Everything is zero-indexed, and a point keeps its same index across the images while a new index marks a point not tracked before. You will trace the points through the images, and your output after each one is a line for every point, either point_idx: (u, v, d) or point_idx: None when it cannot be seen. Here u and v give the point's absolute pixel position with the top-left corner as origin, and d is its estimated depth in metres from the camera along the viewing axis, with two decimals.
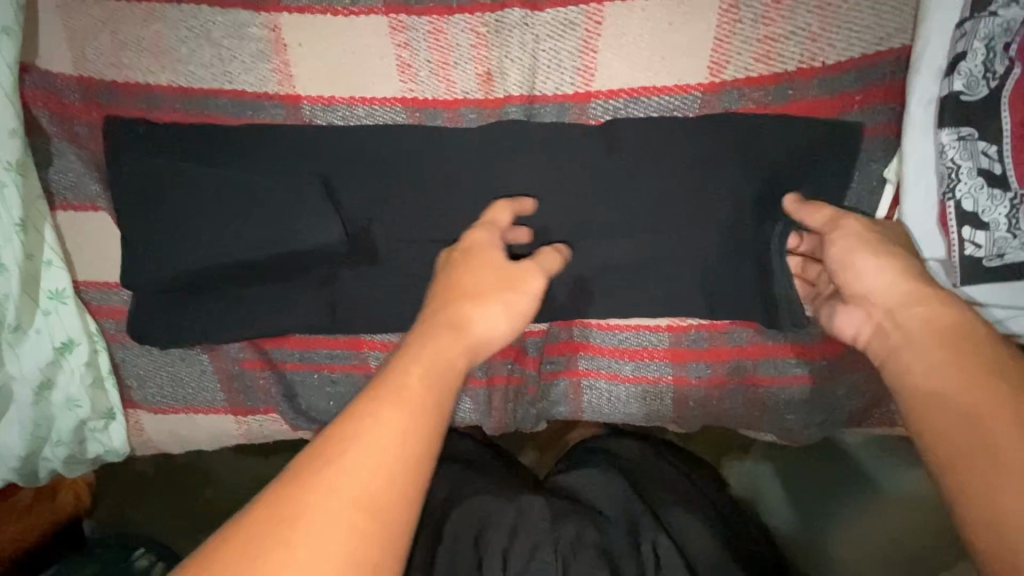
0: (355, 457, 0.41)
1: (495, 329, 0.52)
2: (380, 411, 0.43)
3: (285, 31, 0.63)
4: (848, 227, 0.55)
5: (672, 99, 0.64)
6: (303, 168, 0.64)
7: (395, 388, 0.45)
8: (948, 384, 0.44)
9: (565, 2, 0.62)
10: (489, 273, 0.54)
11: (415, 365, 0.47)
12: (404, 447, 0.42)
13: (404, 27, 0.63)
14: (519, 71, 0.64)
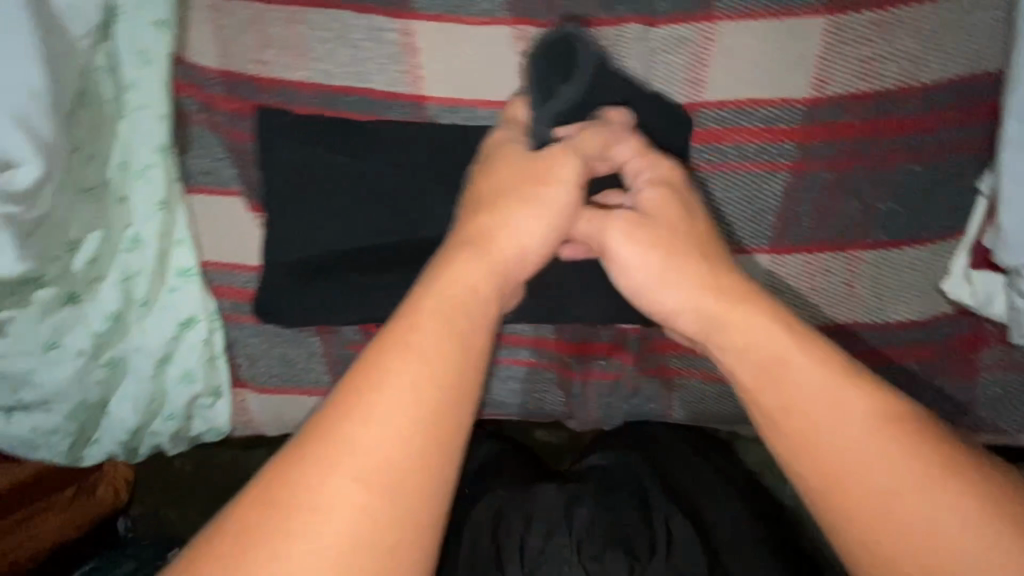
0: (367, 428, 0.42)
1: (521, 239, 0.55)
2: (393, 364, 0.44)
3: (417, 36, 0.68)
4: (624, 252, 0.56)
5: (776, 111, 0.67)
6: (429, 162, 0.68)
7: (405, 343, 0.45)
8: (809, 411, 0.46)
9: (680, 19, 0.67)
10: (520, 171, 0.57)
11: (426, 311, 0.47)
12: (417, 402, 0.43)
13: (527, 37, 0.68)
14: (634, 80, 0.68)
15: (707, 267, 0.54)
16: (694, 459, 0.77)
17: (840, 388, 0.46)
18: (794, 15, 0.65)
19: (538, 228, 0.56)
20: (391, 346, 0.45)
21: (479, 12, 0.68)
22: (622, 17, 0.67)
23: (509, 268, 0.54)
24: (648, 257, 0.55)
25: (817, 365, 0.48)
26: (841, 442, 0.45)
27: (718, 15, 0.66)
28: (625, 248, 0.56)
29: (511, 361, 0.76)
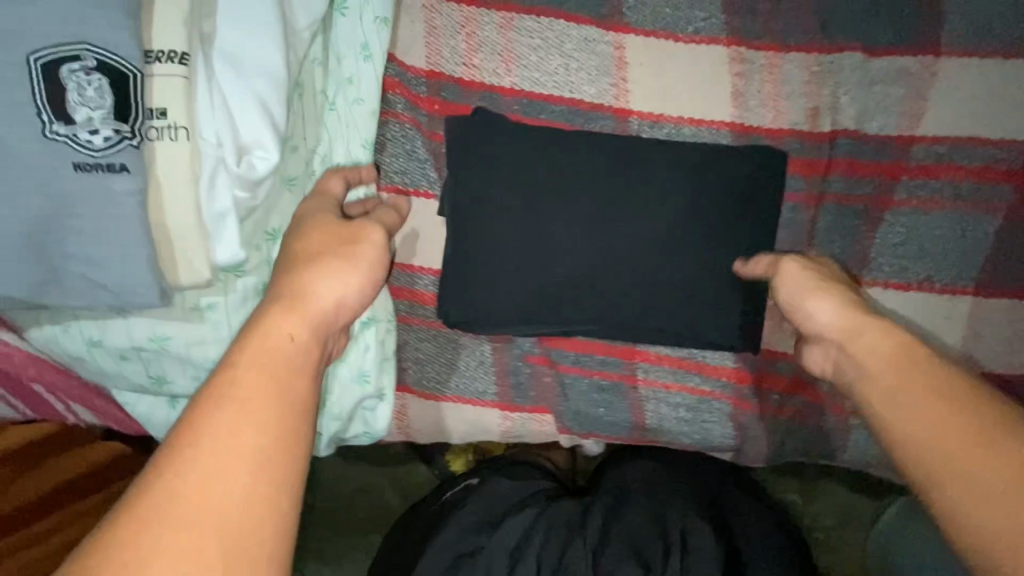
0: (185, 493, 0.34)
1: (346, 291, 0.47)
2: (224, 420, 0.37)
3: (629, 51, 0.68)
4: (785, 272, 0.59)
5: (998, 150, 0.66)
6: (633, 176, 0.67)
7: (219, 396, 0.37)
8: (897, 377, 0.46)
9: (903, 51, 0.66)
10: (334, 230, 0.52)
11: (247, 362, 0.39)
12: (241, 456, 0.36)
13: (741, 58, 0.67)
14: (848, 109, 0.67)
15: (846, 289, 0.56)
16: (710, 468, 0.73)
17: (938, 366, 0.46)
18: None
19: (346, 296, 0.47)
20: (222, 397, 0.37)
21: (696, 32, 0.67)
22: (842, 45, 0.66)
23: (330, 326, 0.46)
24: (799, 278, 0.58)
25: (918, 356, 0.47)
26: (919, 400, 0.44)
27: (943, 50, 0.65)
28: (791, 268, 0.59)
29: (685, 388, 0.73)
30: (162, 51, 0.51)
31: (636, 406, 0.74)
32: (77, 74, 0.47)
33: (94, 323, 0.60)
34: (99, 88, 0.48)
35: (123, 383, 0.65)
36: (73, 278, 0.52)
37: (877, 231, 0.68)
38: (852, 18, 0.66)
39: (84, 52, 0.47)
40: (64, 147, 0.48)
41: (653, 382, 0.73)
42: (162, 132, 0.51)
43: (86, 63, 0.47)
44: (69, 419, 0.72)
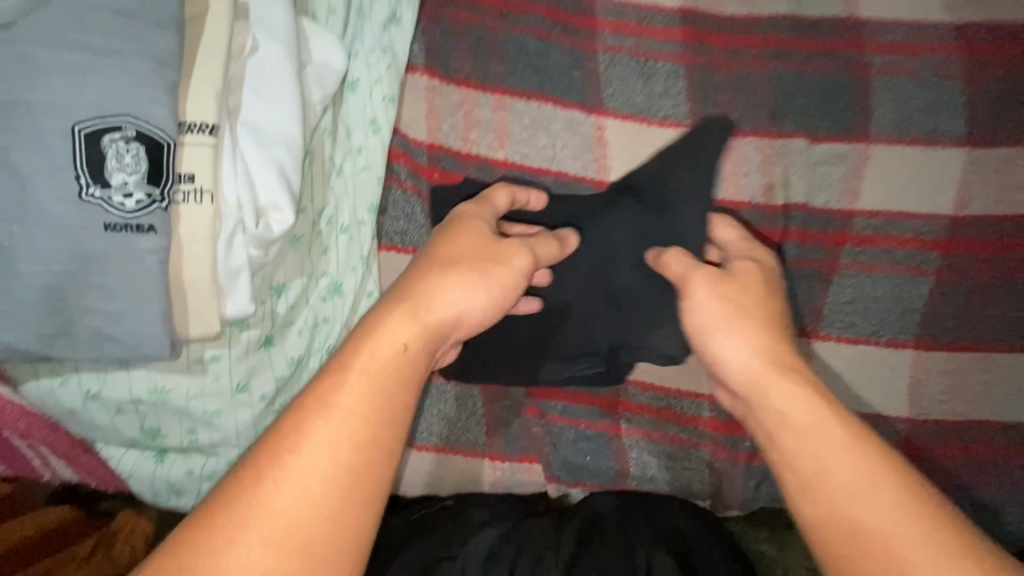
0: (280, 491, 0.40)
1: (472, 307, 0.51)
2: (331, 429, 0.42)
3: (609, 131, 0.77)
4: (696, 295, 0.60)
5: (925, 222, 0.76)
6: (616, 239, 0.73)
7: (321, 403, 0.43)
8: (834, 455, 0.48)
9: (840, 139, 0.77)
10: (476, 244, 0.55)
11: (355, 371, 0.44)
12: (332, 467, 0.41)
13: (705, 141, 0.77)
14: (798, 185, 0.77)
15: (769, 316, 0.58)
16: (682, 505, 0.73)
17: (866, 440, 0.48)
18: (937, 145, 0.76)
19: (470, 311, 0.52)
20: (324, 407, 0.43)
21: (665, 117, 0.78)
22: (790, 132, 0.77)
23: (441, 334, 0.50)
24: (714, 307, 0.58)
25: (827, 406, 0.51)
26: (852, 492, 0.46)
27: (872, 139, 0.77)
28: (701, 293, 0.60)
29: (665, 437, 0.77)
30: (193, 122, 0.56)
31: (621, 455, 0.77)
32: (116, 142, 0.51)
33: (95, 376, 0.61)
34: (136, 156, 0.52)
35: (113, 437, 0.65)
36: (88, 331, 0.54)
37: (828, 291, 0.77)
38: (795, 110, 0.78)
39: (125, 123, 0.51)
40: (97, 209, 0.51)
41: (634, 432, 0.78)
42: (188, 196, 0.55)
43: (126, 133, 0.51)
44: (45, 476, 0.69)
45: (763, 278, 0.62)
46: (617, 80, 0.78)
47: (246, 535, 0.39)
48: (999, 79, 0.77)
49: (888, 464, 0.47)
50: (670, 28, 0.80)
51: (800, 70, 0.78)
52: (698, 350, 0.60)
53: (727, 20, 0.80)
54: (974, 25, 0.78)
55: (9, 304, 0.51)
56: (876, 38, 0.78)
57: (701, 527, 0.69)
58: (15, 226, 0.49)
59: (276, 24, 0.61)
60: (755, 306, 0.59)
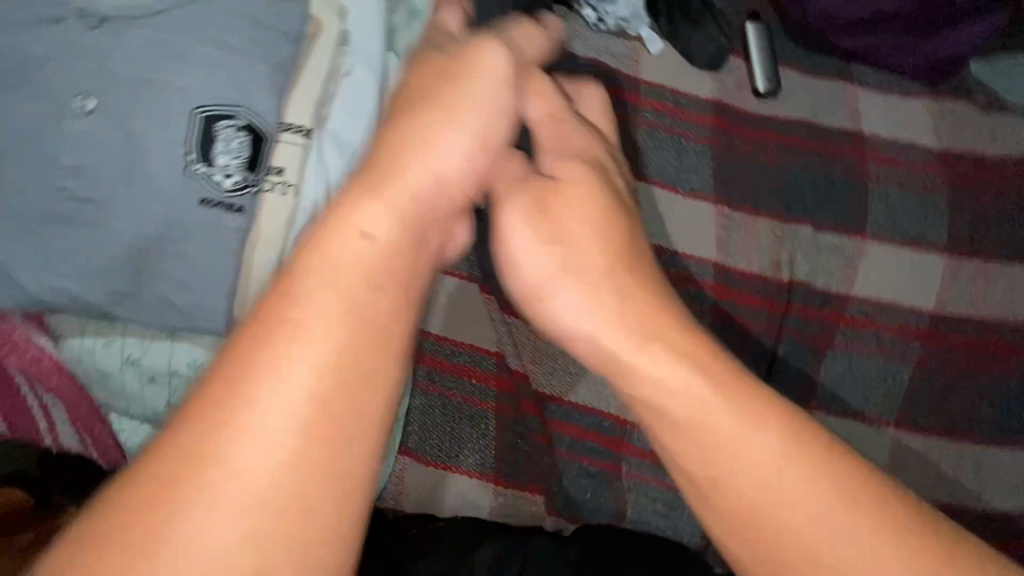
0: (239, 425, 0.37)
1: (451, 157, 0.51)
2: (299, 349, 0.39)
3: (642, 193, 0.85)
4: (521, 240, 0.56)
5: (909, 313, 0.85)
6: None
7: (283, 324, 0.40)
8: (730, 442, 0.44)
9: (840, 231, 0.87)
10: (439, 83, 0.55)
11: (315, 282, 0.42)
12: (302, 396, 0.38)
13: (725, 214, 0.87)
14: (803, 266, 0.86)
15: (597, 237, 0.55)
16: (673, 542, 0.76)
17: (757, 412, 0.45)
18: (924, 249, 0.87)
19: (453, 158, 0.52)
20: (287, 328, 0.40)
21: (691, 189, 0.87)
22: (799, 218, 0.87)
23: (423, 202, 0.49)
24: (545, 255, 0.55)
25: (685, 365, 0.47)
26: (754, 490, 0.43)
27: (869, 235, 0.87)
28: (523, 237, 0.56)
29: (662, 483, 0.81)
30: (292, 123, 0.62)
31: (619, 496, 0.80)
32: (228, 129, 0.56)
33: (137, 342, 0.63)
34: (241, 143, 0.57)
35: (133, 408, 0.65)
36: (155, 295, 0.56)
37: (821, 364, 0.84)
38: (804, 200, 0.88)
39: (240, 114, 0.57)
40: (198, 185, 0.55)
41: (634, 475, 0.81)
42: (274, 186, 0.60)
43: (238, 122, 0.57)
44: (46, 441, 0.67)
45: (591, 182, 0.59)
46: (653, 150, 0.88)
47: (199, 488, 0.35)
48: (977, 201, 0.89)
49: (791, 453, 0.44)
50: (702, 114, 0.91)
51: (811, 167, 0.89)
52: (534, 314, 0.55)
53: (752, 115, 0.91)
54: (958, 154, 0.91)
55: (93, 259, 0.54)
56: (876, 151, 0.91)
57: (692, 557, 0.73)
58: (121, 188, 0.53)
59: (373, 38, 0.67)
60: (592, 233, 0.55)
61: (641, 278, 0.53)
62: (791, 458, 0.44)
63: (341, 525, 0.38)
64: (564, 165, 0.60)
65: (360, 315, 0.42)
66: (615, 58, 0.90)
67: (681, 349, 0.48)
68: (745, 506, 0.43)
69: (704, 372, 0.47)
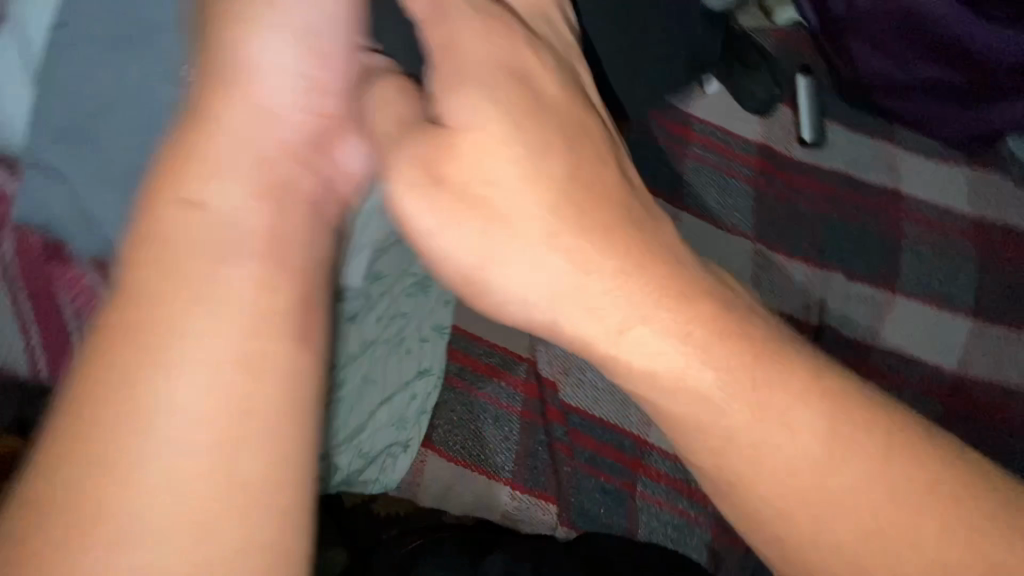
0: (112, 433, 0.34)
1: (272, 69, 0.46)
2: (178, 374, 0.36)
3: (683, 222, 0.89)
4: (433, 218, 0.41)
5: (933, 371, 0.87)
6: None
7: (144, 309, 0.37)
8: (757, 444, 0.37)
9: (869, 282, 0.90)
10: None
11: (173, 254, 0.38)
12: (179, 388, 0.36)
13: (762, 253, 0.89)
14: (833, 311, 0.88)
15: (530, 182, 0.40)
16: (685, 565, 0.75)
17: (792, 405, 0.37)
18: (948, 309, 0.90)
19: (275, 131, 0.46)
20: (160, 356, 0.36)
21: (730, 224, 0.90)
22: (831, 266, 0.90)
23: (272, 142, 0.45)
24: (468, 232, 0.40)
25: (700, 351, 0.37)
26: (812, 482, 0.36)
27: (898, 290, 0.90)
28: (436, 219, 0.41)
29: (675, 508, 0.82)
30: None
31: (632, 515, 0.80)
32: None
33: None
34: None
35: None
36: None
37: None
38: (837, 249, 0.91)
39: None
40: None
41: (648, 497, 0.82)
42: None
43: None
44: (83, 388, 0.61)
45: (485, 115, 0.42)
46: (698, 183, 0.91)
47: (79, 504, 0.33)
48: (1004, 270, 0.92)
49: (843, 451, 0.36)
50: (748, 154, 0.94)
51: (847, 218, 0.92)
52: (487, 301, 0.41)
53: (795, 162, 0.95)
54: (989, 223, 0.94)
55: None
56: (911, 210, 0.94)
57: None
58: None
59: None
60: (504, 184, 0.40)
61: (579, 241, 0.39)
62: (835, 457, 0.36)
63: (281, 509, 0.36)
64: (459, 101, 0.41)
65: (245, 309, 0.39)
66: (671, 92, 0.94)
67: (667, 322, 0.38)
68: (780, 513, 0.37)
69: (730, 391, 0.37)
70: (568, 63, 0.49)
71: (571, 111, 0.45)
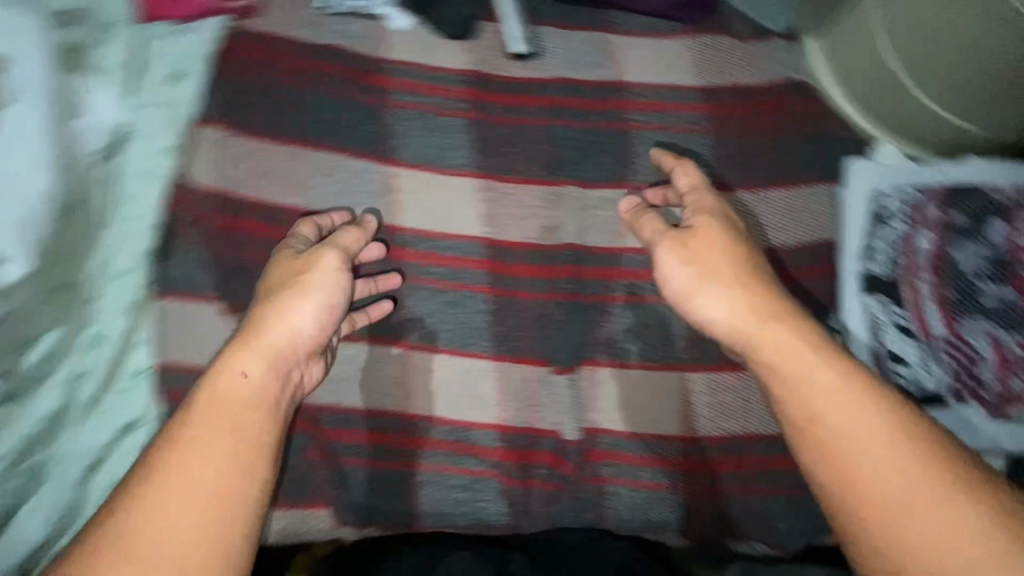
0: (158, 519, 0.51)
1: (303, 317, 0.65)
2: (172, 478, 0.53)
3: (399, 179, 0.83)
4: (667, 266, 0.69)
5: None
6: (407, 293, 0.82)
7: (186, 442, 0.55)
8: (881, 479, 0.52)
9: (606, 186, 0.87)
10: (289, 268, 0.69)
11: (210, 409, 0.57)
12: (189, 513, 0.51)
13: (488, 188, 0.85)
14: (573, 228, 0.85)
15: (728, 291, 0.65)
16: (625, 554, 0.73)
17: (894, 445, 0.53)
18: (689, 189, 0.87)
19: (307, 320, 0.66)
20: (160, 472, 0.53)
21: (452, 166, 0.85)
22: (562, 181, 0.87)
23: (284, 348, 0.63)
24: (689, 272, 0.68)
25: (899, 430, 0.54)
26: (891, 482, 0.52)
27: (633, 184, 0.87)
28: (672, 264, 0.69)
29: (457, 470, 0.80)
30: None
31: (413, 493, 0.79)
32: None
33: None
34: None
35: None
36: None
37: (606, 322, 0.85)
38: (569, 161, 0.87)
39: None
40: None
41: (430, 466, 0.80)
42: None
43: None
44: None
45: (766, 277, 0.67)
46: (406, 134, 0.85)
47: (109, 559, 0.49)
48: (737, 132, 0.91)
49: (957, 477, 0.51)
50: (458, 88, 0.88)
51: (573, 126, 0.88)
52: (684, 314, 0.69)
53: (509, 81, 0.89)
54: (717, 88, 0.92)
55: None
56: (636, 98, 0.90)
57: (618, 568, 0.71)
58: None
59: (30, 190, 0.64)
60: (718, 263, 0.67)
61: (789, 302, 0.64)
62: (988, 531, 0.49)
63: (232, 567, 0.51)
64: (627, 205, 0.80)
65: (235, 432, 0.56)
66: (359, 41, 0.86)
67: (820, 337, 0.60)
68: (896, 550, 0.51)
69: (867, 406, 0.55)
70: (694, 185, 0.76)
71: (731, 222, 0.72)
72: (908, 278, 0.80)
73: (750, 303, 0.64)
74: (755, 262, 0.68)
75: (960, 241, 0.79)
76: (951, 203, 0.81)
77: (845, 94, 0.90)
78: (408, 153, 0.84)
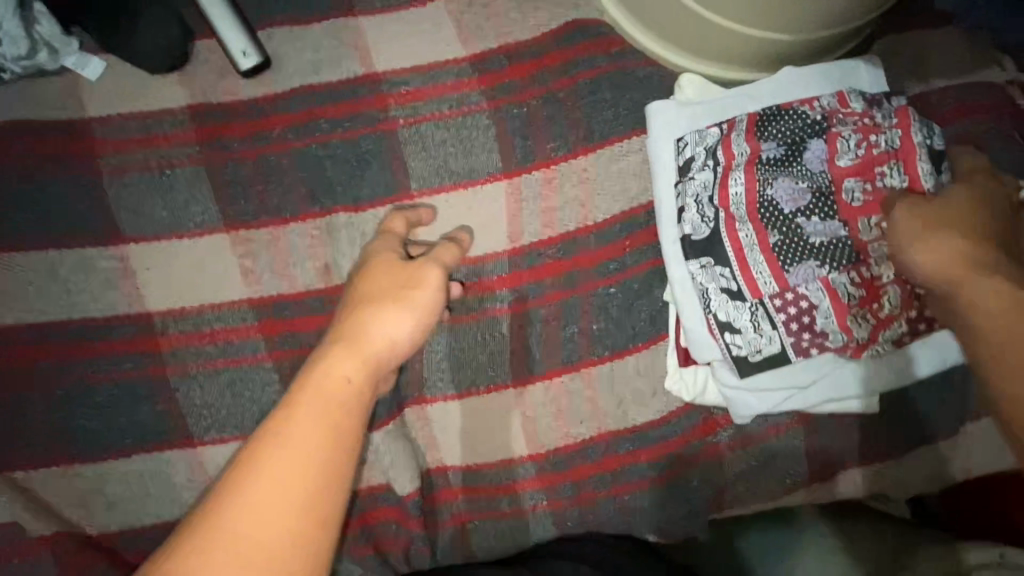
0: (246, 515, 0.44)
1: (402, 330, 0.58)
2: (261, 469, 0.45)
3: (131, 256, 0.72)
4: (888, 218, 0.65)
5: (485, 266, 0.76)
6: (176, 383, 0.71)
7: (279, 428, 0.48)
8: None
9: (383, 202, 0.75)
10: (396, 274, 0.62)
11: (312, 397, 0.50)
12: (289, 506, 0.44)
13: (244, 240, 0.73)
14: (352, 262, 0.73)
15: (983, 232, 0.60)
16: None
17: None
18: (478, 183, 0.76)
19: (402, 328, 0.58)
20: (253, 461, 0.46)
21: (194, 226, 0.73)
22: (332, 209, 0.75)
23: (385, 358, 0.56)
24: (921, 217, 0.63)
25: None
26: None
27: (416, 193, 0.76)
28: (898, 216, 0.64)
29: None
30: None
31: None
32: None
33: None
34: None
35: None
36: None
37: (421, 353, 0.76)
38: (332, 185, 0.75)
39: None
40: None
41: None
42: None
43: None
44: None
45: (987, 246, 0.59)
46: (132, 201, 0.72)
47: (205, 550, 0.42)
48: (524, 95, 0.76)
49: None
50: (181, 130, 0.74)
51: (330, 140, 0.75)
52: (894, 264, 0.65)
53: (243, 105, 0.75)
54: (487, 52, 0.78)
55: None
56: (395, 88, 0.76)
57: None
58: None
59: None
60: (948, 222, 0.61)
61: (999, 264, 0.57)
62: None
63: None
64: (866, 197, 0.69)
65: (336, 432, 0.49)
66: (51, 108, 0.73)
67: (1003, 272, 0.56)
68: None
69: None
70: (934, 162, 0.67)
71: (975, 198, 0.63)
72: (728, 232, 0.70)
73: (960, 250, 0.59)
74: (969, 231, 0.60)
75: (776, 175, 0.69)
76: (760, 132, 0.71)
77: (636, 23, 0.76)
78: (140, 223, 0.72)
